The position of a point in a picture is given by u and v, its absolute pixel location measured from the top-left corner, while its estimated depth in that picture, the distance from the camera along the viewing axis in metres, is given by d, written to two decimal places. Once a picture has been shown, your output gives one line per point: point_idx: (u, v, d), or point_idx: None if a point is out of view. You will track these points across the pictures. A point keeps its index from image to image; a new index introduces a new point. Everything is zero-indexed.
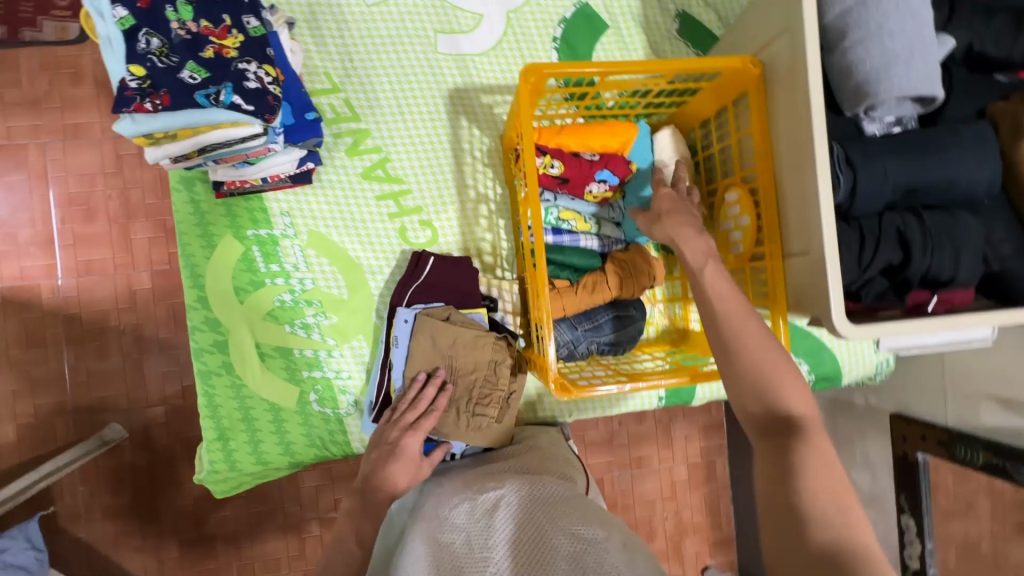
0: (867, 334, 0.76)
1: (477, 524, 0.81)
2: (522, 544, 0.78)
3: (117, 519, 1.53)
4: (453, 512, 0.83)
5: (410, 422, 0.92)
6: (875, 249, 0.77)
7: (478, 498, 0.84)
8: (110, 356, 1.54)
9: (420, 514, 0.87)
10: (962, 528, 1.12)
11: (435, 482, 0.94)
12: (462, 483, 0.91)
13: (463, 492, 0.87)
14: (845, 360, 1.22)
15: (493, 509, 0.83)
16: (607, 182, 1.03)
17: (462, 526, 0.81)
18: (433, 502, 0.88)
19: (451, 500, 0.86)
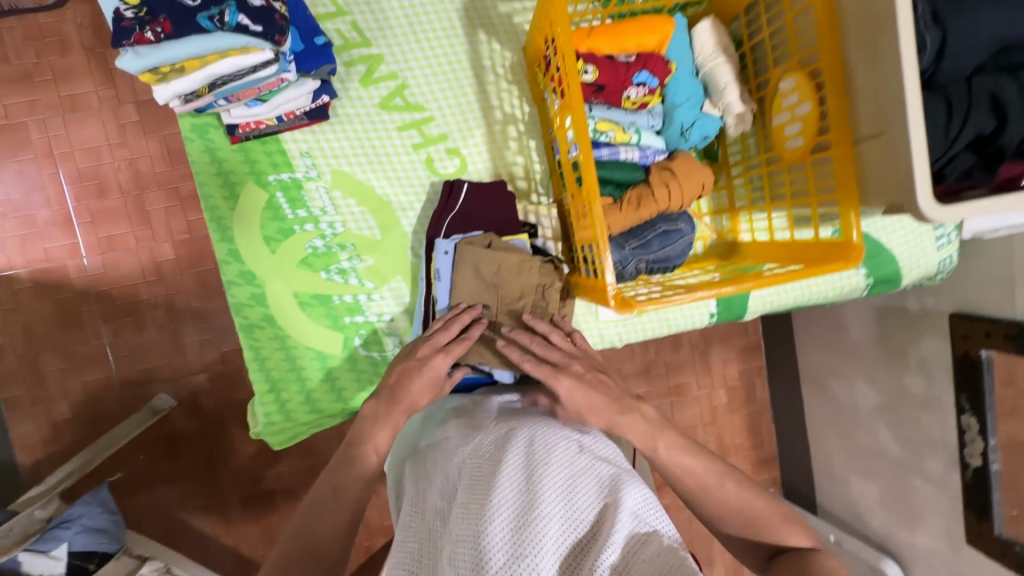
0: (955, 215, 0.70)
1: (531, 453, 0.72)
2: (575, 494, 0.69)
3: (179, 483, 1.59)
4: (504, 433, 0.76)
5: (440, 344, 0.87)
6: (964, 120, 0.70)
7: (538, 435, 0.75)
8: (147, 329, 1.54)
9: (465, 428, 0.80)
10: (1009, 429, 1.10)
11: (481, 406, 0.87)
12: (512, 409, 0.84)
13: (516, 418, 0.80)
14: (904, 259, 1.15)
15: (551, 444, 0.74)
16: (646, 85, 0.95)
17: (515, 448, 0.73)
18: (479, 419, 0.81)
19: (503, 422, 0.79)
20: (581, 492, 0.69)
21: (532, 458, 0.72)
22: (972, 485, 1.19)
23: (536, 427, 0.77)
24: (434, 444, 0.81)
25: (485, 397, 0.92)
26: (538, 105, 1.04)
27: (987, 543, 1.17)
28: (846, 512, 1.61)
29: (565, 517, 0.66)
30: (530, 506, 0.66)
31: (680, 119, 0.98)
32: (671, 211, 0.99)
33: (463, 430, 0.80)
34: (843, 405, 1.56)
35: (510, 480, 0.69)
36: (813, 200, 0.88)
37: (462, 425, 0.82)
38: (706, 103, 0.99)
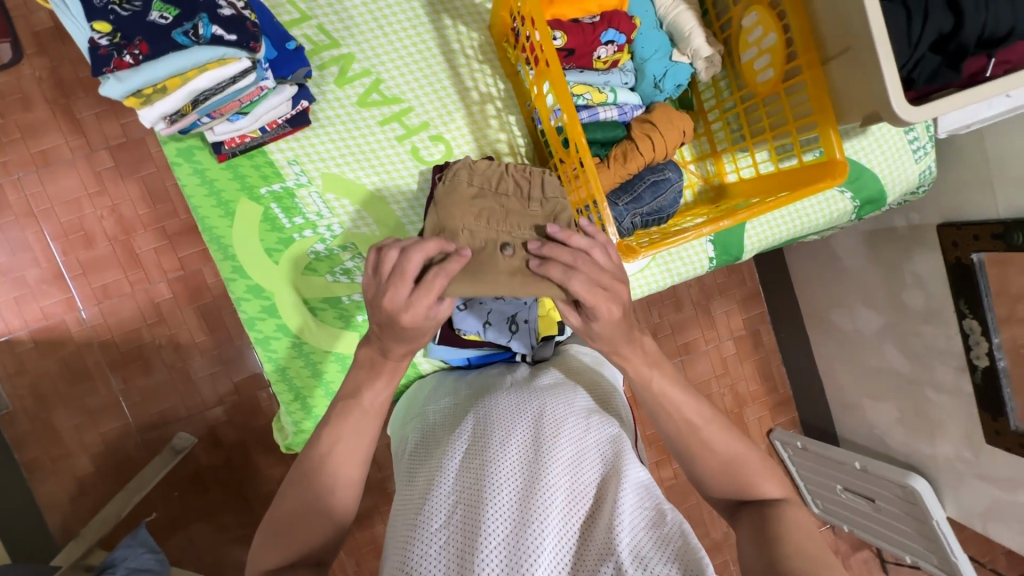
0: (928, 115, 0.73)
1: (541, 426, 0.76)
2: (580, 470, 0.72)
3: (213, 517, 1.59)
4: (515, 407, 0.79)
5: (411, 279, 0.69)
6: (923, 21, 0.73)
7: (549, 410, 0.78)
8: (156, 370, 1.54)
9: (478, 401, 0.84)
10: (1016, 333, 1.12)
11: (493, 382, 0.91)
12: (522, 384, 0.87)
13: (528, 392, 0.83)
14: (886, 176, 1.18)
15: (561, 419, 0.77)
16: (614, 42, 0.97)
17: (526, 422, 0.77)
18: (492, 394, 0.85)
19: (515, 395, 0.82)
20: (587, 467, 0.72)
21: (543, 431, 0.75)
22: (982, 386, 1.23)
23: (546, 402, 0.80)
24: (447, 415, 0.85)
25: (498, 374, 0.95)
26: (512, 81, 1.06)
27: (1005, 439, 1.21)
28: (868, 438, 1.65)
29: (569, 489, 0.69)
30: (537, 474, 0.69)
31: (652, 71, 1.01)
32: (657, 161, 1.01)
33: (475, 404, 0.83)
34: (847, 334, 1.60)
35: (519, 451, 0.73)
36: (791, 126, 0.90)
37: (475, 399, 0.86)
38: (674, 52, 1.01)
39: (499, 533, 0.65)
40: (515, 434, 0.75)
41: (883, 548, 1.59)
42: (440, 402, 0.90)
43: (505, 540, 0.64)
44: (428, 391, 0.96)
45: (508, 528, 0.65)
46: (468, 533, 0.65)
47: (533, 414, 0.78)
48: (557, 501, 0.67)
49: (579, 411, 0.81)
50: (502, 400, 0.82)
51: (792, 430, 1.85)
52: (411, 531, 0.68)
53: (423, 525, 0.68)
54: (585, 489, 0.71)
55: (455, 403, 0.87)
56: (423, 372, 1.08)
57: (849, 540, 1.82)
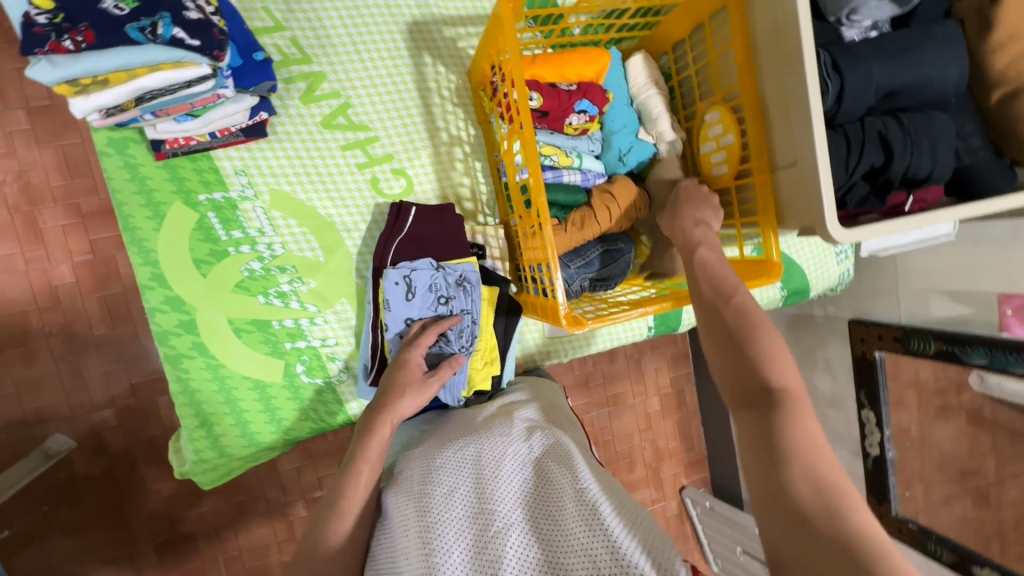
0: (857, 238, 0.79)
1: (483, 476, 0.78)
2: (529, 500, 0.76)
3: (79, 533, 1.41)
4: (453, 459, 0.81)
5: (412, 340, 0.91)
6: (860, 154, 0.81)
7: (489, 449, 0.81)
8: (40, 361, 1.37)
9: (423, 454, 0.85)
10: None
11: (441, 429, 0.91)
12: (464, 423, 0.89)
13: (467, 434, 0.85)
14: (812, 273, 1.28)
15: (499, 458, 0.80)
16: (586, 112, 1.00)
17: (468, 475, 0.79)
18: (433, 444, 0.86)
19: (453, 442, 0.84)
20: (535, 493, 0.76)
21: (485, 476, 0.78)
22: (872, 472, 1.34)
23: (484, 440, 0.83)
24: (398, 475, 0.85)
25: (443, 419, 0.96)
26: (483, 128, 1.07)
27: (887, 523, 1.30)
28: None
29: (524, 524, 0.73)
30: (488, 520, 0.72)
31: (618, 144, 1.05)
32: (612, 232, 1.04)
33: (420, 460, 0.84)
34: None
35: (466, 506, 0.76)
36: (738, 222, 0.97)
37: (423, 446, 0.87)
38: (641, 130, 1.06)
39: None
40: (460, 490, 0.78)
41: None
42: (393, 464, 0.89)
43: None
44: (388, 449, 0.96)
45: None
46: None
47: (472, 460, 0.81)
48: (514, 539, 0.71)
49: (519, 437, 0.84)
50: (443, 452, 0.83)
51: (702, 489, 1.93)
52: None
53: None
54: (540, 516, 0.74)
55: (405, 461, 0.87)
56: (349, 411, 1.03)
57: None
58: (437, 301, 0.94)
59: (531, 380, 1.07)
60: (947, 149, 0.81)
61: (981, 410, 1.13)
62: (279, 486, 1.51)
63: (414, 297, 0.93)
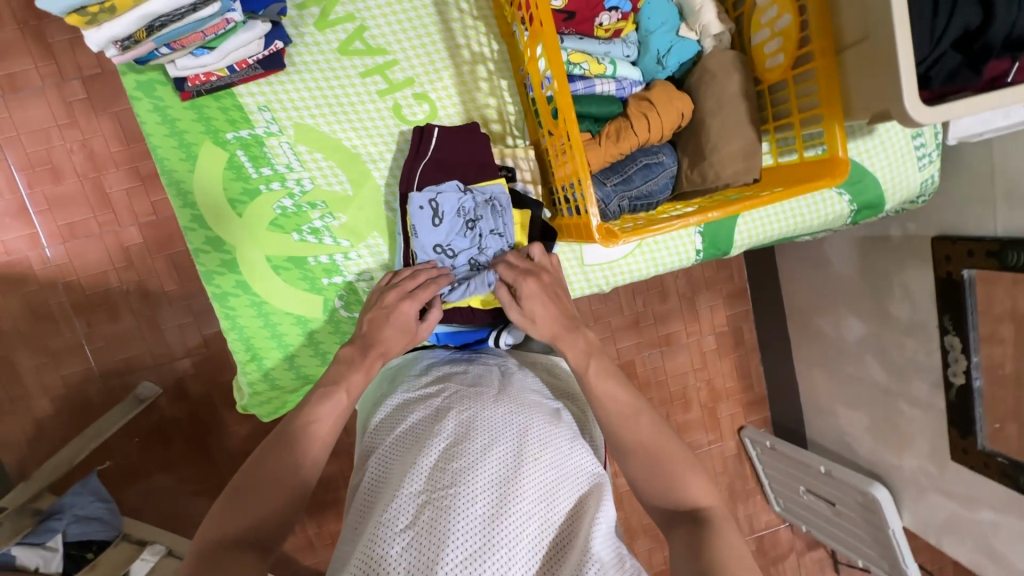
0: (942, 117, 0.67)
1: (526, 448, 0.73)
2: (553, 497, 0.70)
3: (172, 470, 1.56)
4: (500, 420, 0.77)
5: (408, 291, 0.87)
6: (949, 15, 0.68)
7: (533, 430, 0.76)
8: (122, 316, 1.48)
9: (466, 401, 0.81)
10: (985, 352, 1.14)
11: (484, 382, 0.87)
12: (508, 389, 0.84)
13: (514, 403, 0.80)
14: (887, 182, 1.14)
15: (543, 443, 0.75)
16: (619, 9, 0.92)
17: (511, 438, 0.74)
18: (477, 397, 0.81)
19: (504, 405, 0.79)
20: (559, 495, 0.71)
21: (526, 450, 0.73)
22: (955, 404, 1.22)
23: (534, 419, 0.78)
24: (430, 403, 0.82)
25: (485, 370, 0.91)
26: (508, 42, 0.99)
27: (971, 457, 1.21)
28: (837, 445, 1.65)
29: (540, 517, 0.68)
30: (511, 494, 0.67)
31: (656, 46, 0.94)
32: (653, 143, 0.95)
33: (464, 406, 0.79)
34: (830, 339, 1.58)
35: (500, 469, 0.70)
36: (796, 118, 0.85)
37: (464, 394, 0.83)
38: (683, 27, 0.94)
39: (464, 551, 0.63)
40: (498, 445, 0.73)
41: (837, 551, 1.61)
42: (423, 391, 0.86)
43: (470, 558, 0.63)
44: (411, 376, 0.92)
45: (469, 556, 0.63)
46: (430, 548, 0.63)
47: (519, 431, 0.76)
48: (527, 529, 0.66)
49: (564, 433, 0.78)
50: (493, 411, 0.78)
51: (763, 429, 1.85)
52: (375, 538, 0.66)
53: (388, 525, 0.66)
54: (553, 517, 0.69)
55: (440, 397, 0.83)
56: None
57: (805, 538, 1.85)
58: (467, 221, 0.90)
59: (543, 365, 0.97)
60: None
61: None
62: None
63: (439, 219, 0.89)
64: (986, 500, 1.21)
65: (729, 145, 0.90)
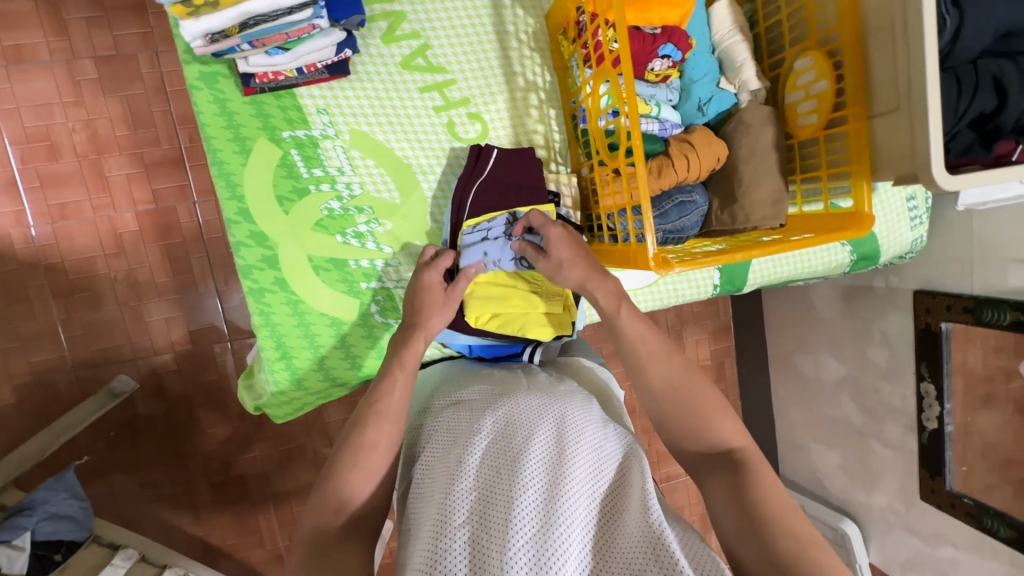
0: (962, 185, 0.76)
1: (564, 430, 0.77)
2: (598, 476, 0.74)
3: (141, 470, 1.49)
4: (536, 410, 0.80)
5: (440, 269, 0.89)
6: (971, 98, 0.77)
7: (569, 417, 0.80)
8: (106, 305, 1.42)
9: (500, 399, 0.84)
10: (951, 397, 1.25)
11: (513, 383, 0.91)
12: (540, 386, 0.88)
13: (548, 396, 0.84)
14: (884, 237, 1.24)
15: (580, 427, 0.79)
16: (670, 57, 0.98)
17: (548, 423, 0.78)
18: (512, 394, 0.85)
19: (537, 397, 0.83)
20: (603, 475, 0.74)
21: (565, 435, 0.76)
22: (927, 446, 1.32)
23: (568, 407, 0.82)
24: (466, 406, 0.85)
25: (512, 374, 0.95)
26: (560, 75, 1.05)
27: (939, 497, 1.31)
28: (808, 480, 1.73)
29: (590, 496, 0.71)
30: (560, 476, 0.71)
31: (697, 94, 1.02)
32: (688, 182, 1.02)
33: (497, 401, 0.83)
34: (808, 379, 1.67)
35: (543, 452, 0.74)
36: (825, 173, 0.94)
37: (499, 393, 0.86)
38: (722, 79, 1.03)
39: (526, 533, 0.66)
40: (538, 433, 0.76)
41: None
42: (454, 396, 0.89)
43: (535, 537, 0.65)
44: (444, 385, 0.95)
45: (535, 535, 0.65)
46: (494, 535, 0.66)
47: (555, 418, 0.79)
48: (581, 507, 0.69)
49: (597, 420, 0.82)
50: (527, 401, 0.82)
51: None
52: (439, 534, 0.67)
53: (449, 521, 0.68)
54: (604, 497, 0.72)
55: (473, 398, 0.87)
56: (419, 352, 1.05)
57: None
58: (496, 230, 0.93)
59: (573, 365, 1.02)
60: None
61: None
62: (324, 436, 1.56)
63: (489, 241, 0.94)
64: (949, 538, 1.30)
65: (759, 191, 0.98)
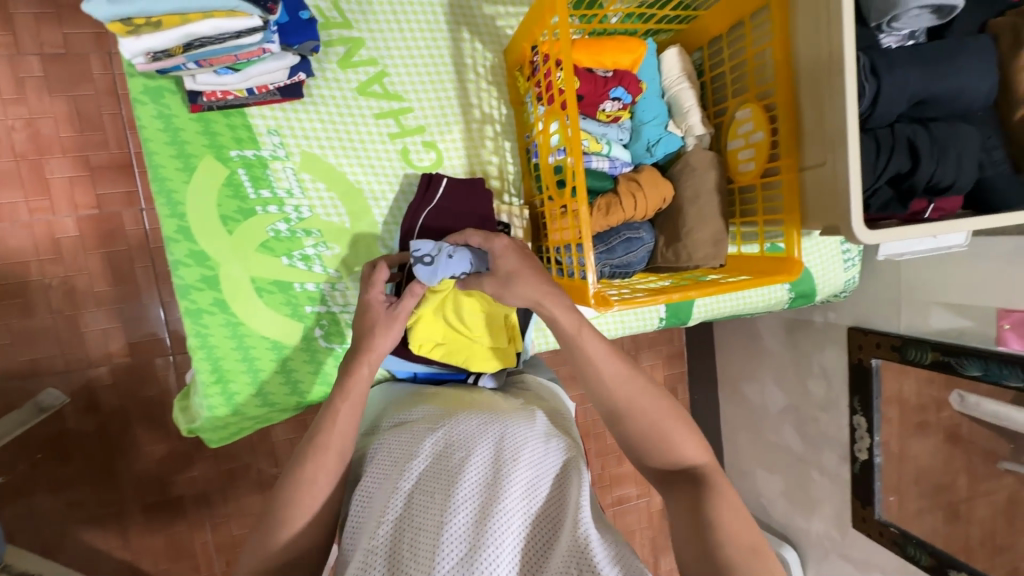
0: (879, 240, 0.82)
1: (502, 449, 0.77)
2: (535, 494, 0.74)
3: (67, 489, 1.40)
4: (476, 429, 0.80)
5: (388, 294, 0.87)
6: (888, 159, 0.83)
7: (510, 432, 0.79)
8: (38, 313, 1.34)
9: (442, 419, 0.83)
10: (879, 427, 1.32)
11: (459, 401, 0.90)
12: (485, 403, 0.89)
13: (490, 413, 0.84)
14: (819, 276, 1.30)
15: (520, 443, 0.78)
16: (620, 100, 1.02)
17: (487, 442, 0.78)
18: (454, 413, 0.84)
19: (478, 415, 0.83)
20: (541, 493, 0.75)
21: (503, 454, 0.76)
22: (859, 475, 1.38)
23: (510, 422, 0.82)
24: (407, 426, 0.84)
25: (459, 392, 0.96)
26: (515, 109, 1.07)
27: (869, 525, 1.36)
28: (753, 506, 1.77)
29: (525, 516, 0.71)
30: (495, 498, 0.71)
31: (647, 136, 1.06)
32: (636, 219, 1.05)
33: (439, 420, 0.83)
34: (755, 406, 1.73)
35: (479, 474, 0.74)
36: (762, 219, 0.99)
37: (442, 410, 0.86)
38: (671, 123, 1.07)
39: (457, 560, 0.67)
40: (475, 454, 0.76)
41: None
42: (398, 415, 0.89)
43: (465, 563, 0.66)
44: (391, 402, 0.95)
45: (464, 561, 0.66)
46: (424, 563, 0.67)
47: (494, 436, 0.79)
48: (515, 528, 0.70)
49: (540, 432, 0.83)
50: (468, 419, 0.82)
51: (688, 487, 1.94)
52: (371, 565, 0.69)
53: (381, 551, 0.69)
54: (541, 515, 0.73)
55: (415, 418, 0.86)
56: None
57: None
58: (420, 262, 0.85)
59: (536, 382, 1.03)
60: (971, 160, 0.83)
61: (959, 428, 1.20)
62: (271, 456, 1.51)
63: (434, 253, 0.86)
64: (879, 566, 1.35)
65: (702, 231, 1.02)
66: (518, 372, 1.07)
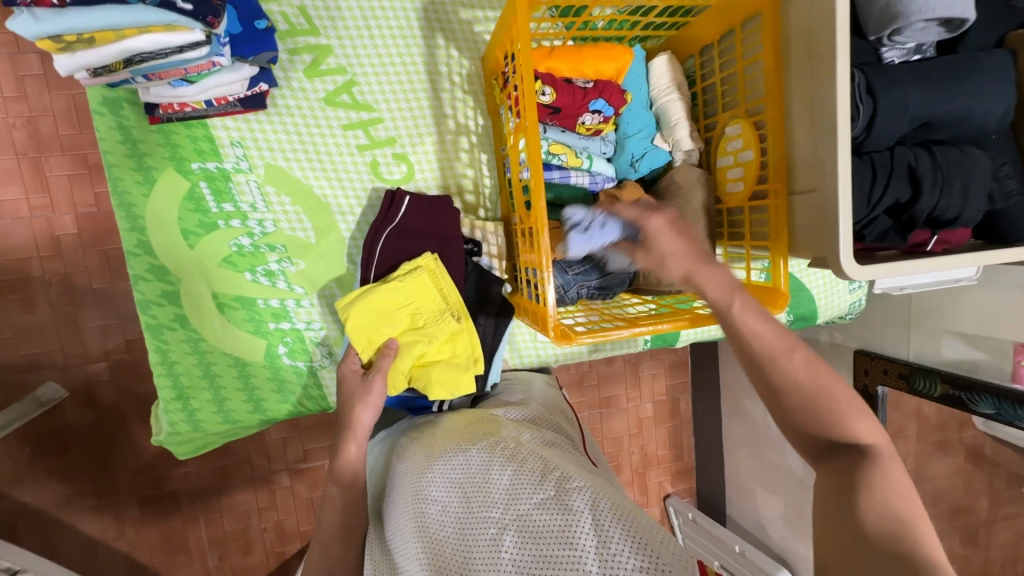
0: (870, 275, 0.74)
1: (469, 483, 0.76)
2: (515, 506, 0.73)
3: (68, 480, 1.39)
4: (441, 471, 0.79)
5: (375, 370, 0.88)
6: (885, 186, 0.75)
7: (474, 460, 0.78)
8: (37, 308, 1.33)
9: (412, 468, 0.83)
10: None
11: (434, 434, 0.89)
12: (453, 429, 0.87)
13: (454, 444, 0.83)
14: (821, 299, 1.21)
15: (486, 467, 0.77)
16: (601, 112, 0.96)
17: (453, 481, 0.77)
18: (422, 456, 0.83)
19: (442, 452, 0.82)
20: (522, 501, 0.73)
21: (470, 486, 0.75)
22: None
23: (471, 448, 0.80)
24: (391, 487, 0.85)
25: (434, 420, 0.95)
26: (492, 119, 1.02)
27: None
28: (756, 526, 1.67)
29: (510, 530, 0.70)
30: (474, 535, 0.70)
31: (631, 150, 1.00)
32: None
33: (412, 471, 0.82)
34: None
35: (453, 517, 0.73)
36: (748, 245, 0.92)
37: (414, 455, 0.85)
38: (657, 136, 1.01)
39: None
40: (446, 500, 0.76)
41: None
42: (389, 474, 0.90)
43: None
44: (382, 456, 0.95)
45: None
46: None
47: (459, 470, 0.78)
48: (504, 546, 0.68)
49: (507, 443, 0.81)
50: (432, 465, 0.80)
51: (688, 500, 1.84)
52: None
53: None
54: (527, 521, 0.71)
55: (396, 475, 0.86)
56: (327, 397, 1.00)
57: None
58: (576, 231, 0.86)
59: (531, 376, 1.09)
60: (979, 190, 0.75)
61: (982, 450, 1.08)
62: (263, 456, 1.49)
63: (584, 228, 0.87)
64: None
65: None
66: (513, 376, 1.08)
